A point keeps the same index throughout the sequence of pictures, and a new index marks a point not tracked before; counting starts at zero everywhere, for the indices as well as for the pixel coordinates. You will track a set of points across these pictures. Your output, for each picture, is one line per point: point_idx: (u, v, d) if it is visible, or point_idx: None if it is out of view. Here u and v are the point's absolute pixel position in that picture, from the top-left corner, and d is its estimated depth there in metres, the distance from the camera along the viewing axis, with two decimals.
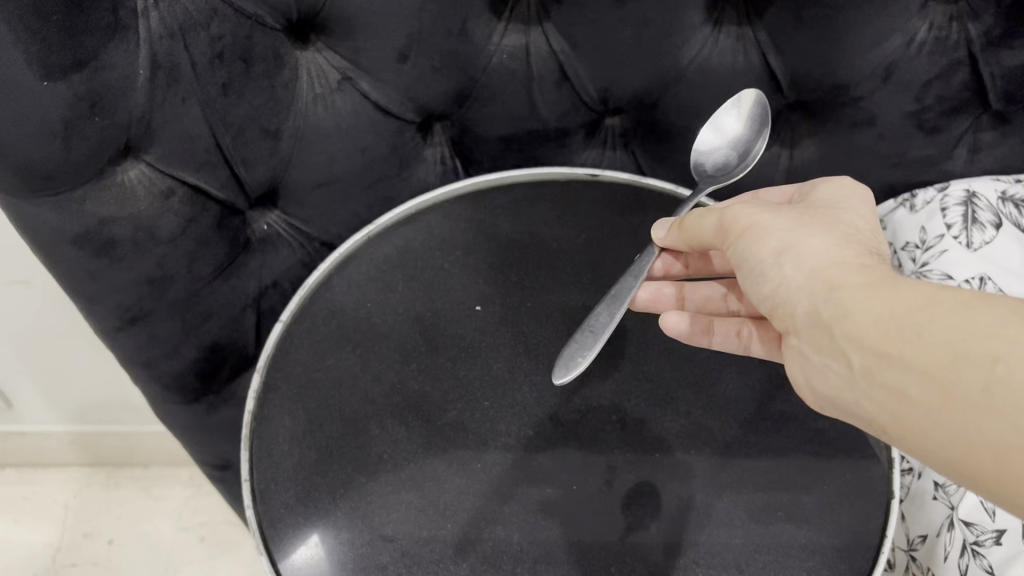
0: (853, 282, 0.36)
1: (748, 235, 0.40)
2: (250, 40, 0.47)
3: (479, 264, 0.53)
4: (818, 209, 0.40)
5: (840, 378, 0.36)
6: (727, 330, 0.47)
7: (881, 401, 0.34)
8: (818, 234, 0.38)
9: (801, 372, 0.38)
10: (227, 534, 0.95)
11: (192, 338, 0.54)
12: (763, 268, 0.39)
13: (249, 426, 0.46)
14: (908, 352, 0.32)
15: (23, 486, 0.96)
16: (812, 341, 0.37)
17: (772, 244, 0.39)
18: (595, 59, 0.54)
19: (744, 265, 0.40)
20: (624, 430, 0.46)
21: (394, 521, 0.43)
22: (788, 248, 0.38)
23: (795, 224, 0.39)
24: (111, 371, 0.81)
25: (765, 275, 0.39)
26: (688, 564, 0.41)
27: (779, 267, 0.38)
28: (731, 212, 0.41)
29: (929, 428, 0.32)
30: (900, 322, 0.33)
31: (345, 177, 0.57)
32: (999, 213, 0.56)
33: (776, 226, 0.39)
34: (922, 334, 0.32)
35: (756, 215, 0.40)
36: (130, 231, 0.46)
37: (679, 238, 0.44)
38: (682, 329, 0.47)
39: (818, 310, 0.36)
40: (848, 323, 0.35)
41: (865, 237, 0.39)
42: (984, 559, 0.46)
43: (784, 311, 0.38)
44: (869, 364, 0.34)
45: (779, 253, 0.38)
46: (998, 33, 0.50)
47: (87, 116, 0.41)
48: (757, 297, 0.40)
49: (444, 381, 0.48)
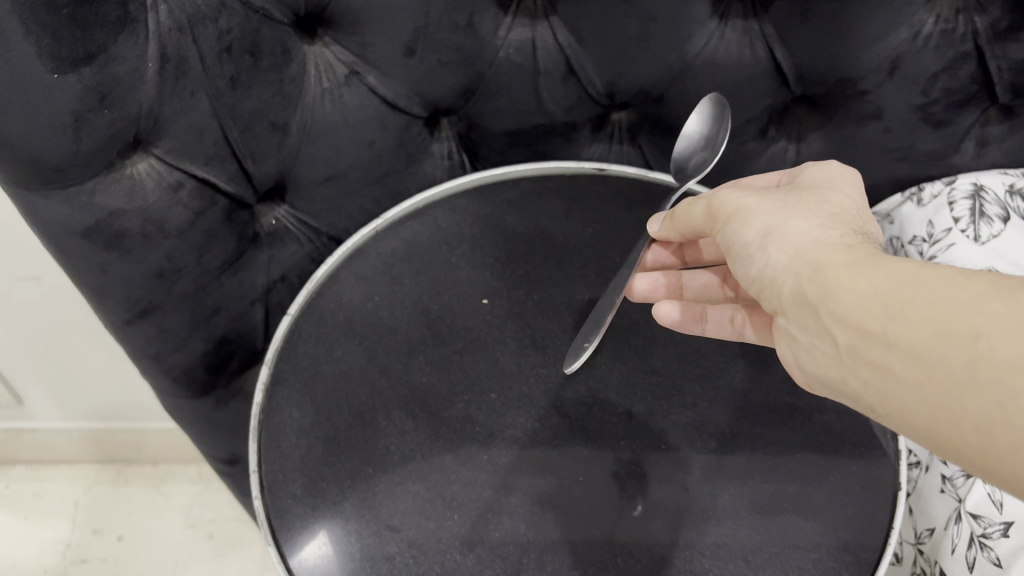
0: (836, 261, 0.35)
1: (734, 220, 0.40)
2: (259, 33, 0.48)
3: (485, 258, 0.53)
4: (803, 190, 0.41)
5: (827, 356, 0.36)
6: (720, 318, 0.47)
7: (867, 379, 0.33)
8: (802, 215, 0.38)
9: (791, 353, 0.38)
10: (234, 530, 0.95)
11: (202, 332, 0.54)
12: (748, 252, 0.39)
13: (257, 417, 0.46)
14: (891, 331, 0.32)
15: (34, 483, 0.96)
16: (799, 322, 0.37)
17: (757, 227, 0.39)
18: (602, 53, 0.55)
19: (734, 249, 0.40)
20: (630, 422, 0.46)
21: (401, 512, 0.43)
22: (773, 230, 0.38)
23: (779, 206, 0.39)
24: (119, 367, 0.81)
25: (752, 258, 0.39)
26: (694, 556, 0.41)
27: (764, 249, 0.38)
28: (718, 198, 0.42)
29: (914, 405, 0.31)
30: (882, 301, 0.33)
31: (352, 172, 0.57)
32: (1007, 207, 0.55)
33: (762, 210, 0.39)
34: (904, 311, 0.32)
35: (742, 200, 0.41)
36: (139, 223, 0.47)
37: (671, 229, 0.46)
38: (674, 319, 0.47)
39: (803, 290, 0.36)
40: (831, 302, 0.35)
41: (851, 217, 0.39)
42: (991, 551, 0.45)
43: (771, 293, 0.38)
44: (853, 342, 0.34)
45: (765, 235, 0.38)
46: (1004, 25, 0.50)
47: (98, 109, 0.41)
48: (746, 281, 0.40)
49: (452, 373, 0.48)
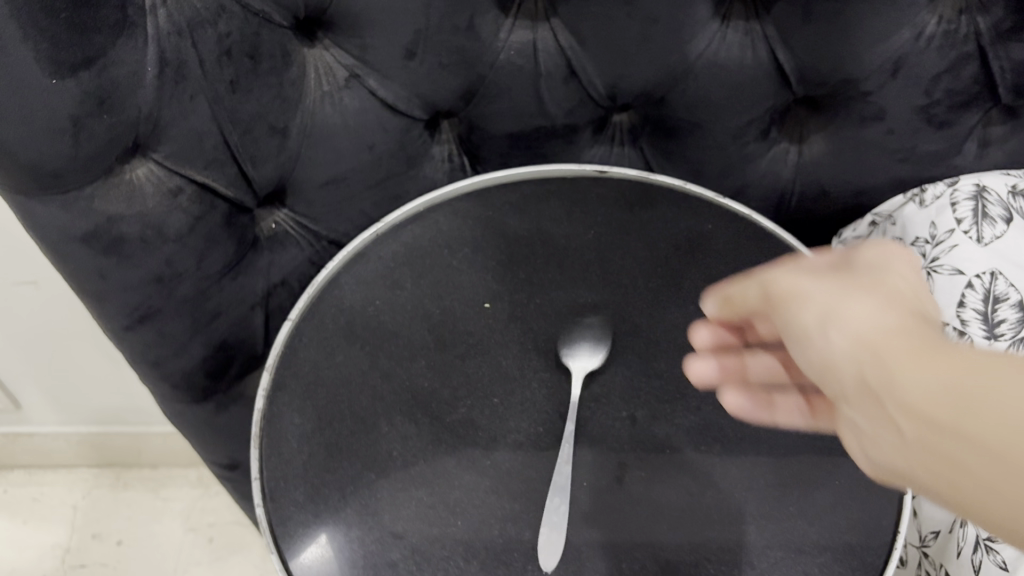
0: (905, 349, 0.33)
1: (791, 301, 0.38)
2: (258, 37, 0.47)
3: (487, 261, 0.53)
4: (859, 263, 0.38)
5: (898, 450, 0.33)
6: (789, 406, 0.44)
7: (941, 476, 0.31)
8: (861, 294, 0.36)
9: (862, 450, 0.36)
10: (235, 535, 0.95)
11: (201, 337, 0.54)
12: (805, 338, 0.37)
13: (259, 423, 0.46)
14: (974, 430, 0.29)
15: (32, 488, 0.96)
16: (865, 412, 0.34)
17: (816, 311, 0.36)
18: (603, 55, 0.54)
19: (791, 331, 0.37)
20: (634, 426, 0.46)
21: (404, 518, 0.43)
22: (830, 313, 0.36)
23: (835, 284, 0.37)
24: (117, 371, 0.81)
25: (811, 343, 0.36)
26: (699, 561, 0.41)
27: (825, 335, 0.36)
28: (773, 277, 0.39)
29: (1012, 513, 0.28)
30: (963, 396, 0.30)
31: (352, 175, 0.57)
32: (1010, 208, 0.55)
33: (821, 292, 0.37)
34: (986, 409, 0.29)
35: (799, 280, 0.38)
36: (138, 228, 0.46)
37: (722, 308, 0.43)
38: (740, 407, 0.45)
39: (869, 380, 0.33)
40: (901, 394, 0.32)
41: (916, 298, 0.36)
42: (998, 555, 0.45)
43: (833, 380, 0.36)
44: (930, 441, 0.31)
45: (824, 319, 0.36)
46: (1007, 25, 0.50)
47: (96, 114, 0.41)
48: (805, 365, 0.37)
49: (454, 377, 0.48)
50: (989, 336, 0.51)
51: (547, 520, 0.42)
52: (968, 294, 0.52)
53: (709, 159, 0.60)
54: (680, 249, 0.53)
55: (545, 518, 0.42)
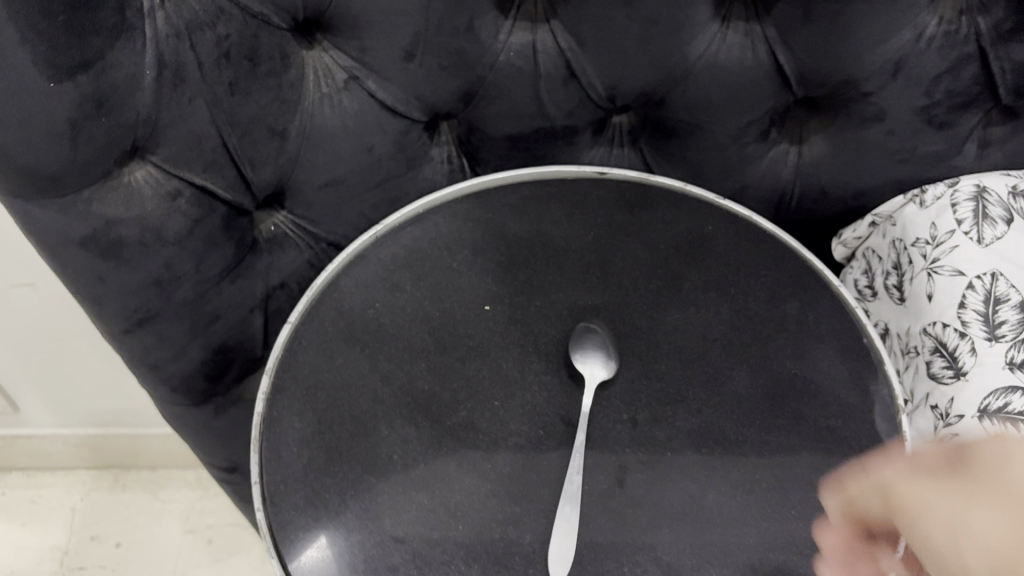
0: None
1: (914, 516, 0.31)
2: (257, 39, 0.47)
3: (486, 263, 0.53)
4: (979, 450, 0.31)
5: None
6: None
7: None
8: (997, 506, 0.29)
9: None
10: (234, 536, 0.94)
11: (200, 340, 0.54)
12: (948, 568, 0.29)
13: (259, 426, 0.46)
14: None
15: (30, 490, 0.96)
16: None
17: (943, 529, 0.30)
18: (603, 56, 0.54)
19: (921, 552, 0.31)
20: (635, 429, 0.46)
21: (405, 522, 0.42)
22: (965, 534, 0.29)
23: (964, 496, 0.30)
24: (115, 374, 0.81)
25: (946, 566, 0.29)
26: (701, 564, 0.41)
27: (959, 558, 0.29)
28: (885, 479, 0.33)
29: None
30: None
31: (351, 177, 0.57)
32: (1011, 209, 0.53)
33: (941, 504, 0.30)
34: None
35: (915, 487, 0.31)
36: (137, 232, 0.46)
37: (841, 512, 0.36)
38: None
39: None
40: None
41: None
42: None
43: None
44: None
45: (955, 540, 0.29)
46: (1008, 26, 0.50)
47: (94, 117, 0.41)
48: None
49: (454, 380, 0.47)
50: (989, 337, 0.49)
51: (557, 528, 0.42)
52: (969, 296, 0.50)
53: (710, 160, 0.60)
54: (680, 250, 0.53)
55: (554, 528, 0.42)
